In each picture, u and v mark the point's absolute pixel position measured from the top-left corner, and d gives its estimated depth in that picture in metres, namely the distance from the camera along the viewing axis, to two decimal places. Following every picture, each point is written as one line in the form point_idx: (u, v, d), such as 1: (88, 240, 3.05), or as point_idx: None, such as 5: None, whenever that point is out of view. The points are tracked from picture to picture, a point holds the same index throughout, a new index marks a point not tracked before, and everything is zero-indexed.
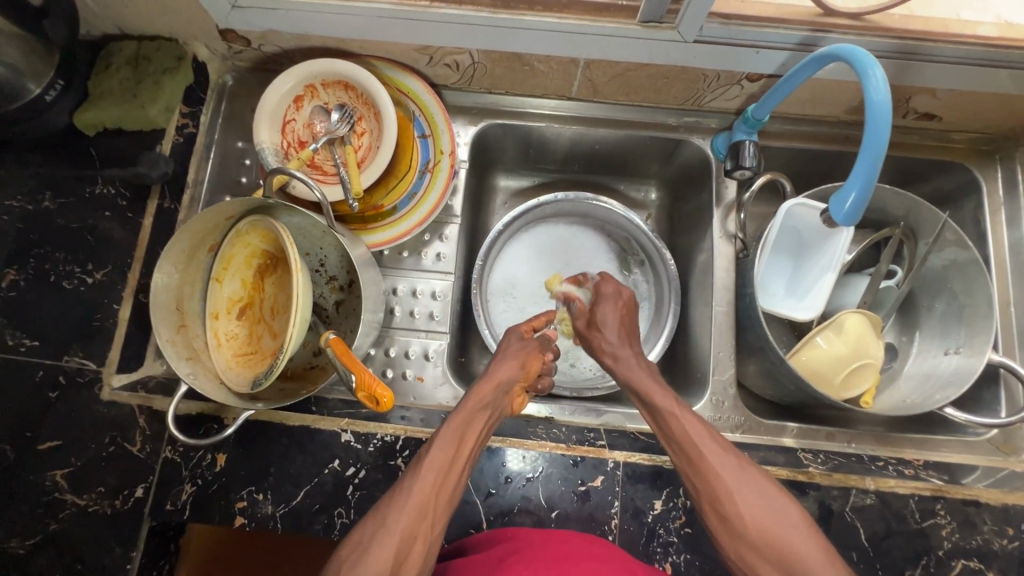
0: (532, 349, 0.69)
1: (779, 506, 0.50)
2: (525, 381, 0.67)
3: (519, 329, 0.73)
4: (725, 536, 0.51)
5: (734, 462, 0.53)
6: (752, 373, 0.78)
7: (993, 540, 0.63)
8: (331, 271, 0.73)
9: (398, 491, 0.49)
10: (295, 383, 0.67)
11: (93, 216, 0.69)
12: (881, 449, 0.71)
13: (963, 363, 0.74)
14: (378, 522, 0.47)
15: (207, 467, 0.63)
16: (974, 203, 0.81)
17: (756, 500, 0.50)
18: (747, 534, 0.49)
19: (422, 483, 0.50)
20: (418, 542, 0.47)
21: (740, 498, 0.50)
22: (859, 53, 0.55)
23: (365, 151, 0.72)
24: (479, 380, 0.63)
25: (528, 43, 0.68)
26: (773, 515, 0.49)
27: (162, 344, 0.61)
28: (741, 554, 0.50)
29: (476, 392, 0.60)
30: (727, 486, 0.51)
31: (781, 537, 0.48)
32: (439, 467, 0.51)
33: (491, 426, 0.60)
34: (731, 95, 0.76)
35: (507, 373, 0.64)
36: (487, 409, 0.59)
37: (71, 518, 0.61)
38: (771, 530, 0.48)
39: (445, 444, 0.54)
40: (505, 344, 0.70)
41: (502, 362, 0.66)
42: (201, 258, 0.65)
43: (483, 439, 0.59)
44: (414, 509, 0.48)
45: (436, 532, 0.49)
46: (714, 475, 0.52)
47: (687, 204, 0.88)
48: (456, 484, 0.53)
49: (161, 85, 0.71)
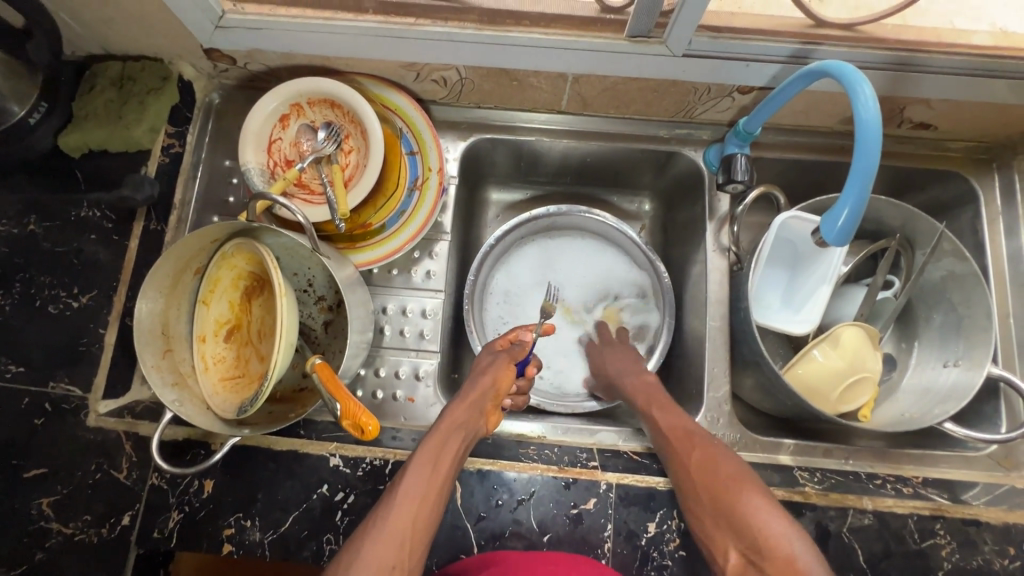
0: (503, 364, 0.68)
1: (732, 466, 0.55)
2: (498, 398, 0.66)
3: (494, 345, 0.72)
4: (693, 506, 0.55)
5: (696, 438, 0.59)
6: (748, 388, 0.77)
7: (994, 560, 0.62)
8: (320, 291, 0.72)
9: (375, 519, 0.50)
10: (284, 405, 0.66)
11: (79, 239, 0.69)
12: (879, 466, 0.70)
13: (962, 376, 0.72)
14: (355, 551, 0.47)
15: (194, 494, 0.62)
16: (971, 212, 0.80)
17: (710, 464, 0.56)
18: (703, 496, 0.54)
19: (403, 506, 0.50)
20: (399, 569, 0.46)
21: (698, 466, 0.56)
22: (847, 69, 0.54)
23: (352, 169, 0.71)
24: (454, 401, 0.63)
25: (515, 59, 0.67)
26: (723, 473, 0.54)
27: (147, 370, 0.60)
28: (702, 518, 0.54)
29: (450, 412, 0.60)
30: (689, 455, 0.57)
31: (729, 493, 0.52)
32: (416, 490, 0.52)
33: (469, 446, 0.60)
34: (723, 107, 0.75)
35: (479, 392, 0.64)
36: (462, 428, 0.59)
37: (58, 547, 0.61)
38: (719, 486, 0.53)
39: (421, 467, 0.53)
40: (479, 362, 0.70)
41: (475, 379, 0.66)
42: (187, 281, 0.65)
43: (463, 460, 0.58)
44: (394, 533, 0.48)
45: (418, 555, 0.49)
46: (681, 447, 0.59)
47: (680, 215, 0.87)
48: (435, 507, 0.52)
49: (146, 104, 0.70)
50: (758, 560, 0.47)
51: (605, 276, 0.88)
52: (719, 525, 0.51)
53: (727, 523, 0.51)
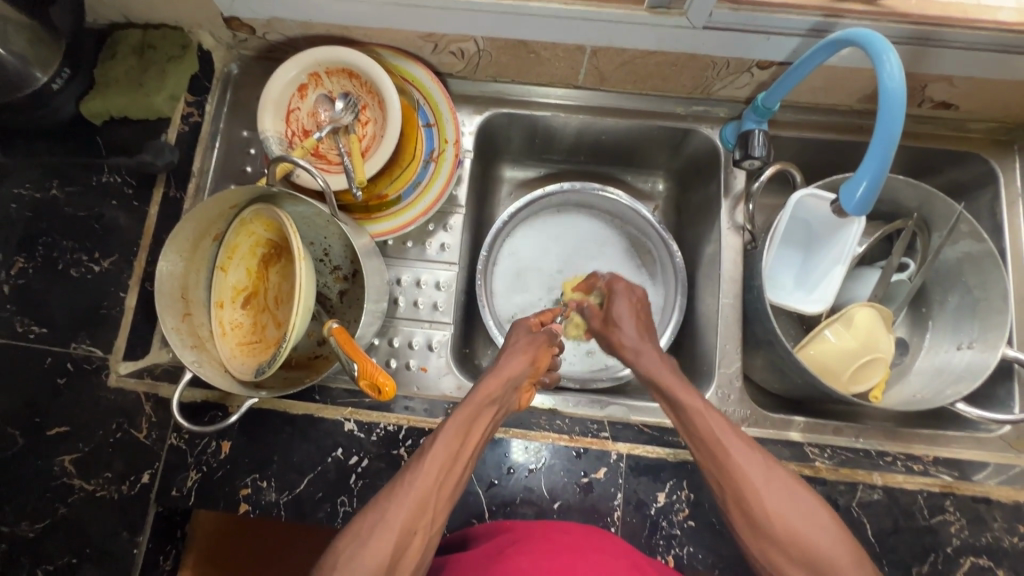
0: (542, 342, 0.68)
1: (807, 502, 0.47)
2: (534, 375, 0.65)
3: (527, 322, 0.71)
4: (754, 540, 0.48)
5: (765, 465, 0.49)
6: (760, 366, 0.77)
7: (1003, 537, 0.62)
8: (335, 260, 0.73)
9: (399, 484, 0.48)
10: (299, 371, 0.68)
11: (100, 205, 0.70)
12: (889, 444, 0.70)
13: (977, 357, 0.72)
14: (377, 515, 0.46)
15: (212, 455, 0.64)
16: (991, 194, 0.79)
17: (785, 504, 0.47)
18: (775, 538, 0.46)
19: (426, 476, 0.48)
20: (418, 536, 0.46)
21: (768, 497, 0.47)
22: (873, 38, 0.53)
23: (370, 140, 0.71)
24: (488, 373, 0.61)
25: (535, 31, 0.67)
26: (804, 517, 0.46)
27: (168, 331, 0.60)
28: (766, 554, 0.47)
29: (486, 383, 0.58)
30: (753, 485, 0.48)
31: (811, 540, 0.45)
32: (443, 461, 0.50)
33: (496, 420, 0.59)
34: (741, 83, 0.74)
35: (515, 368, 0.62)
36: (494, 405, 0.58)
37: (79, 502, 0.62)
38: (797, 529, 0.46)
39: (449, 438, 0.51)
40: (511, 338, 0.68)
41: (511, 357, 0.64)
42: (207, 247, 0.65)
43: (487, 434, 0.57)
44: (414, 503, 0.46)
45: (435, 526, 0.48)
46: (746, 479, 0.48)
47: (696, 194, 0.87)
48: (458, 477, 0.51)
49: (167, 72, 0.71)
50: None
51: (616, 264, 0.89)
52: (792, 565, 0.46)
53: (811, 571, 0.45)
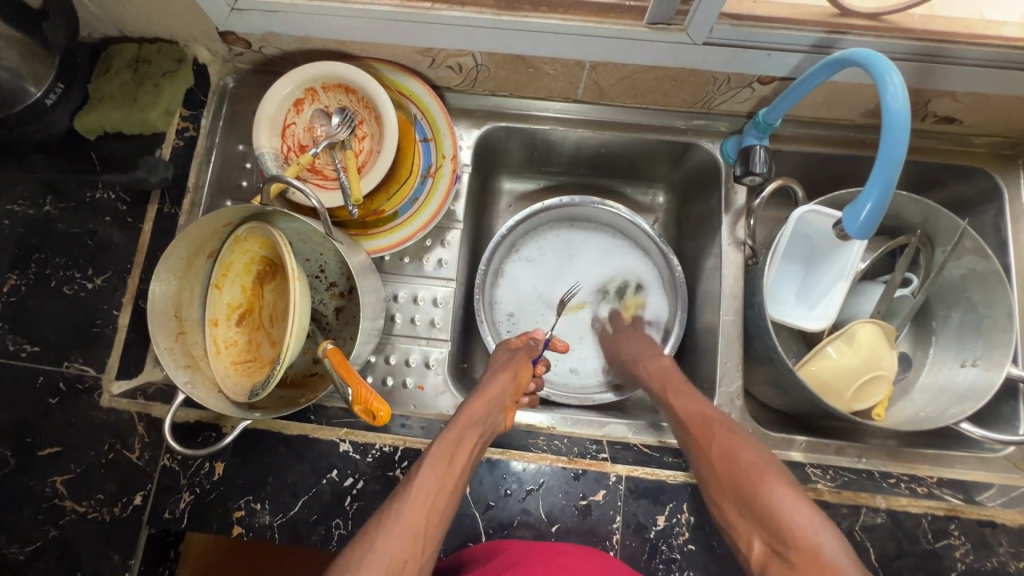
0: (522, 358, 0.69)
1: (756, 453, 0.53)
2: (519, 392, 0.65)
3: (507, 342, 0.73)
4: (719, 492, 0.53)
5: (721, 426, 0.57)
6: (761, 384, 0.76)
7: (1009, 562, 0.61)
8: (331, 277, 0.72)
9: (384, 516, 0.48)
10: (294, 390, 0.67)
11: (93, 221, 0.69)
12: (892, 464, 0.69)
13: (982, 376, 0.71)
14: (367, 544, 0.45)
15: (205, 476, 0.63)
16: (995, 210, 0.78)
17: (732, 449, 0.54)
18: (729, 483, 0.52)
19: (415, 501, 0.49)
20: (409, 564, 0.45)
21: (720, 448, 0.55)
22: (876, 58, 0.52)
23: (366, 156, 0.71)
24: (473, 395, 0.62)
25: (533, 46, 0.66)
26: (744, 456, 0.53)
27: (160, 352, 0.60)
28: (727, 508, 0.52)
29: (469, 406, 0.59)
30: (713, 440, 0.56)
31: (756, 480, 0.50)
32: (431, 487, 0.50)
33: (484, 443, 0.58)
34: (742, 98, 0.73)
35: (499, 389, 0.62)
36: (479, 426, 0.58)
37: (71, 524, 0.62)
38: (743, 469, 0.52)
39: (435, 462, 0.52)
40: (494, 360, 0.70)
41: (494, 376, 0.65)
42: (201, 264, 0.64)
43: (478, 457, 0.56)
44: (406, 525, 0.47)
45: (428, 554, 0.47)
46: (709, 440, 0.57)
47: (697, 207, 0.86)
48: (448, 503, 0.51)
49: (162, 89, 0.70)
50: (782, 552, 0.45)
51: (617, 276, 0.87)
52: (743, 513, 0.50)
53: (756, 512, 0.49)
